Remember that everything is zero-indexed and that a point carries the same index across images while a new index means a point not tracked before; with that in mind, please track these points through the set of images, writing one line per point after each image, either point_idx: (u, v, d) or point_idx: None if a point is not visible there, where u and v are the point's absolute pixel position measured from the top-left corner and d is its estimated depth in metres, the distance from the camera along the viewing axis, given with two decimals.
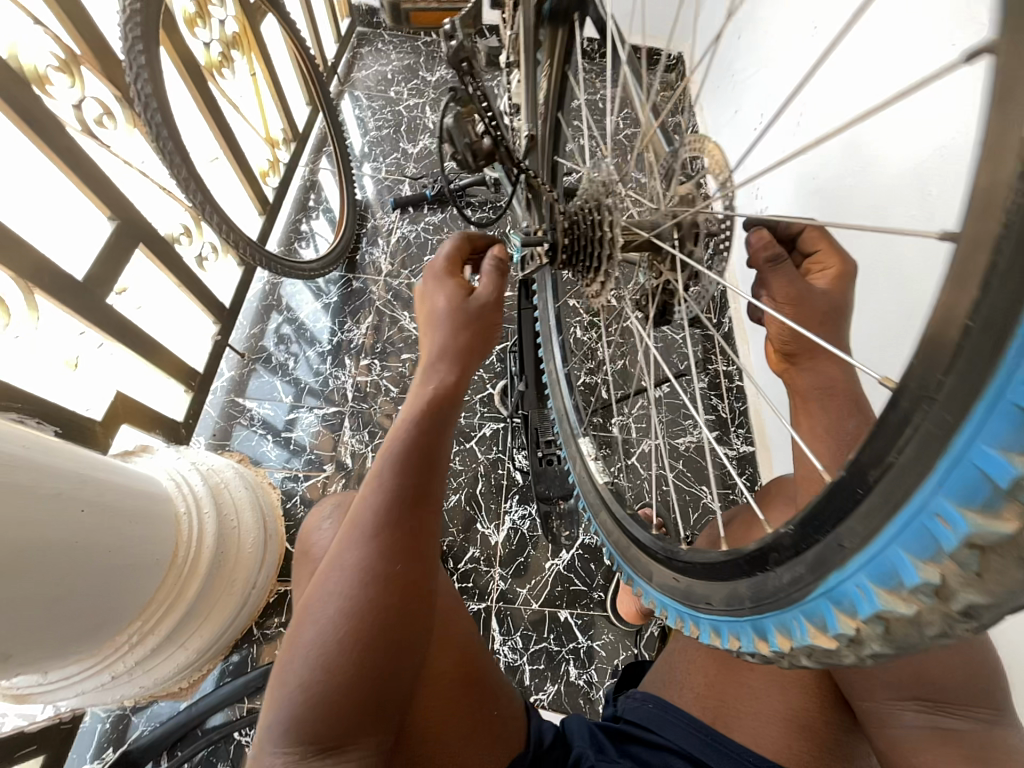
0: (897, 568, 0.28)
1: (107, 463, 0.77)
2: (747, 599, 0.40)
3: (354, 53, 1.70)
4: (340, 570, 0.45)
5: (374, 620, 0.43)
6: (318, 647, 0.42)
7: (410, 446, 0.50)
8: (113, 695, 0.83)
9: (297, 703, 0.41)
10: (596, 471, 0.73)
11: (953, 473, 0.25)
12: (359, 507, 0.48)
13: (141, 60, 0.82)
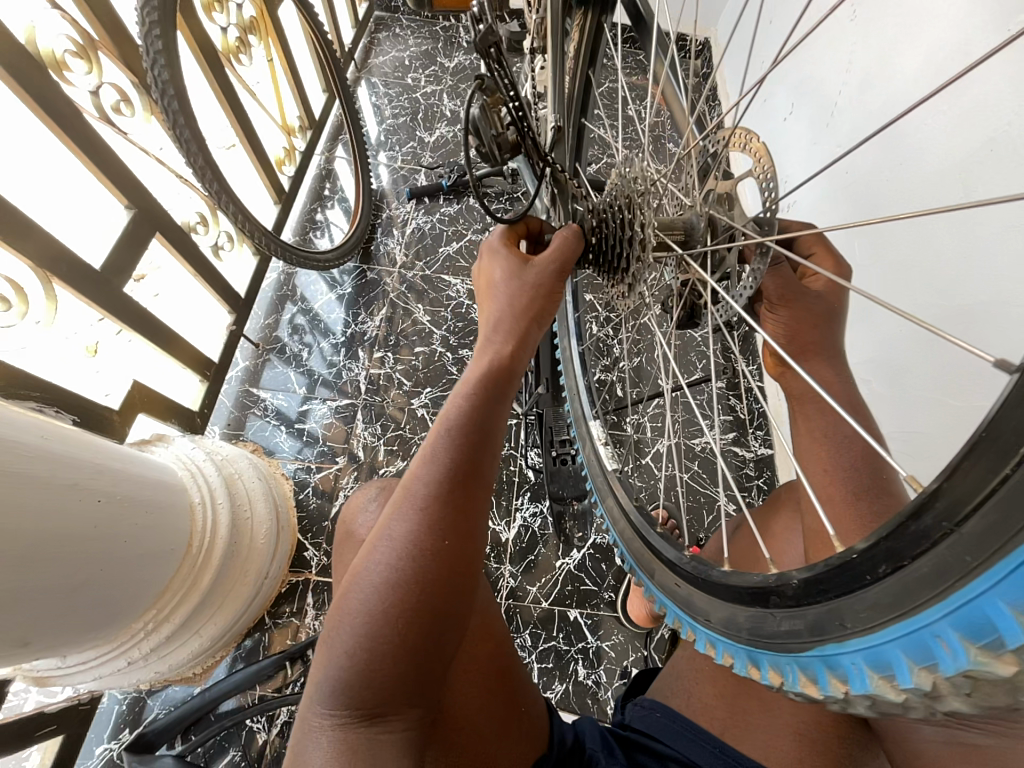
0: (895, 663, 0.30)
1: (124, 453, 0.78)
2: (744, 630, 0.40)
3: (371, 38, 1.66)
4: (389, 539, 0.43)
5: (424, 597, 0.41)
6: (365, 615, 0.41)
7: (465, 417, 0.47)
8: (130, 679, 0.84)
9: (343, 667, 0.40)
10: (606, 456, 0.71)
11: (973, 604, 0.26)
12: (410, 480, 0.46)
13: (158, 46, 0.81)
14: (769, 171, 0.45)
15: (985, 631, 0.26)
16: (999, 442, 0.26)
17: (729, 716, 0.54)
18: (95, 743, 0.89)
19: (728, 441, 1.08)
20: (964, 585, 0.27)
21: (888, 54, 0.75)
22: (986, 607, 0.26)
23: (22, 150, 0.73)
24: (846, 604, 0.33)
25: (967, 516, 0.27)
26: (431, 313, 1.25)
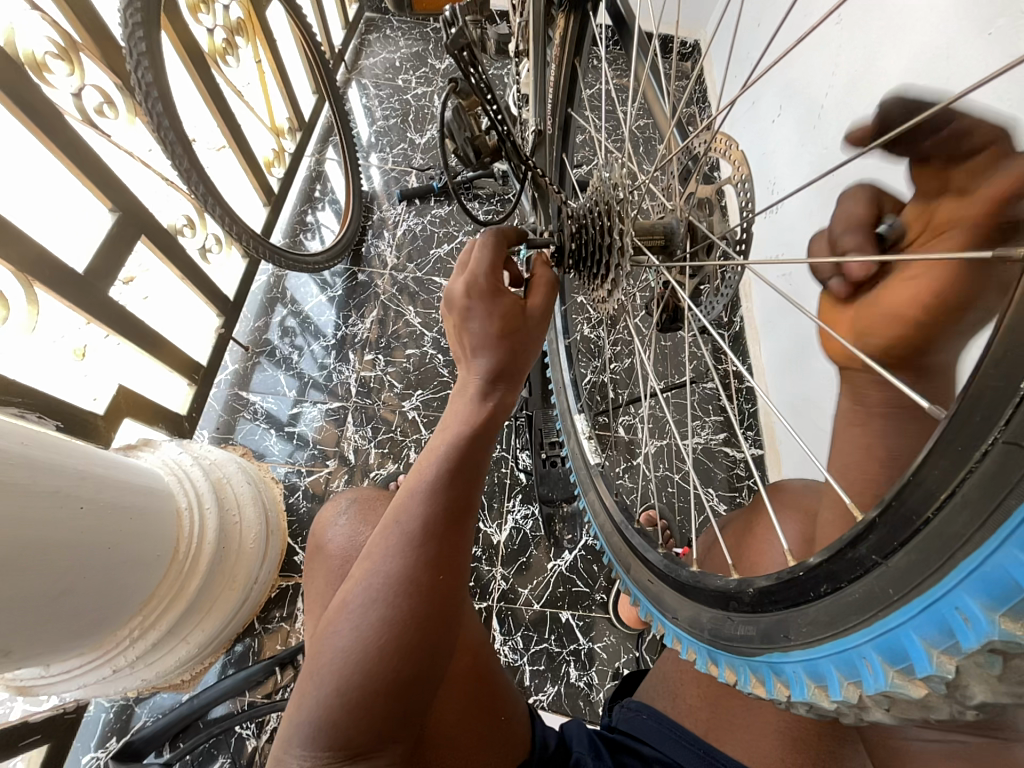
0: (827, 675, 0.30)
1: (109, 459, 0.77)
2: (705, 629, 0.41)
3: (361, 39, 1.66)
4: (378, 575, 0.43)
5: (414, 625, 0.41)
6: (353, 652, 0.40)
7: (457, 451, 0.47)
8: (116, 688, 0.83)
9: (328, 707, 0.39)
10: (589, 451, 0.71)
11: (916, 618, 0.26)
12: (398, 507, 0.46)
13: (142, 47, 0.80)
14: (745, 178, 0.47)
15: (899, 660, 0.26)
16: (925, 483, 0.26)
17: (712, 718, 0.54)
18: (81, 753, 0.88)
19: (719, 441, 1.08)
20: (885, 615, 0.27)
21: (871, 57, 0.76)
22: (902, 637, 0.26)
23: (2, 153, 0.72)
24: (792, 616, 0.33)
25: (891, 553, 0.27)
26: (423, 315, 1.25)
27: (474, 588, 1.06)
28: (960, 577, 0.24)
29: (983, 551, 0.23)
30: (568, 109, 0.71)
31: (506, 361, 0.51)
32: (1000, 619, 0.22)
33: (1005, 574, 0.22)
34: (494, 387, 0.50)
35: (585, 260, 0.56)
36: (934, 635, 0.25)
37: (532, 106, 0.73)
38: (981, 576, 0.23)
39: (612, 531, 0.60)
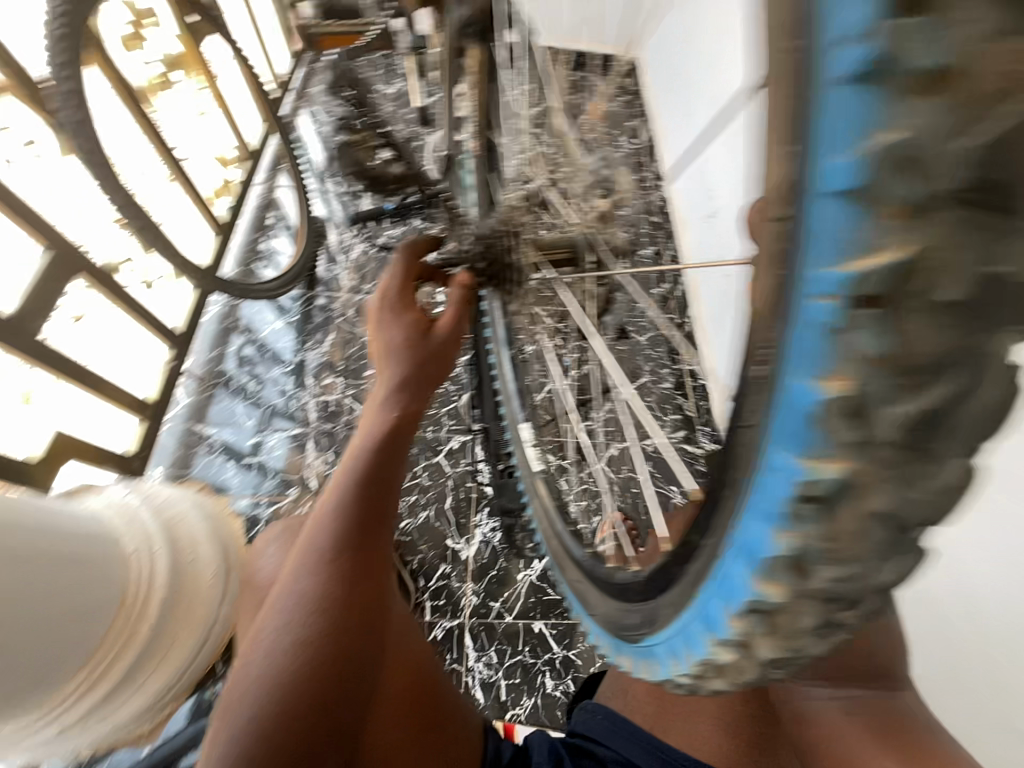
0: (679, 654, 0.31)
1: (39, 506, 0.73)
2: (611, 625, 0.42)
3: (308, 67, 1.69)
4: (292, 598, 0.42)
5: (332, 649, 0.40)
6: (263, 689, 0.38)
7: (366, 464, 0.48)
8: (66, 747, 0.79)
9: (236, 750, 0.36)
10: (534, 457, 0.73)
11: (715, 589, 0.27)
12: (312, 530, 0.46)
13: (67, 87, 0.80)
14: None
15: (713, 631, 0.28)
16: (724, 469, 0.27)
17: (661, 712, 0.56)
18: None
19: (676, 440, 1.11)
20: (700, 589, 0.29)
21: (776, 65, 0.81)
22: (709, 607, 0.28)
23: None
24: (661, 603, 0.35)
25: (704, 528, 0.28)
26: None
27: (446, 606, 1.05)
28: (732, 547, 0.25)
29: (740, 521, 0.25)
30: (488, 133, 0.73)
31: (418, 369, 0.56)
32: (757, 580, 0.24)
33: (754, 541, 0.24)
34: (408, 397, 0.55)
35: None
36: (729, 603, 0.26)
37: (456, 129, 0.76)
38: (743, 545, 0.24)
39: (552, 536, 0.61)
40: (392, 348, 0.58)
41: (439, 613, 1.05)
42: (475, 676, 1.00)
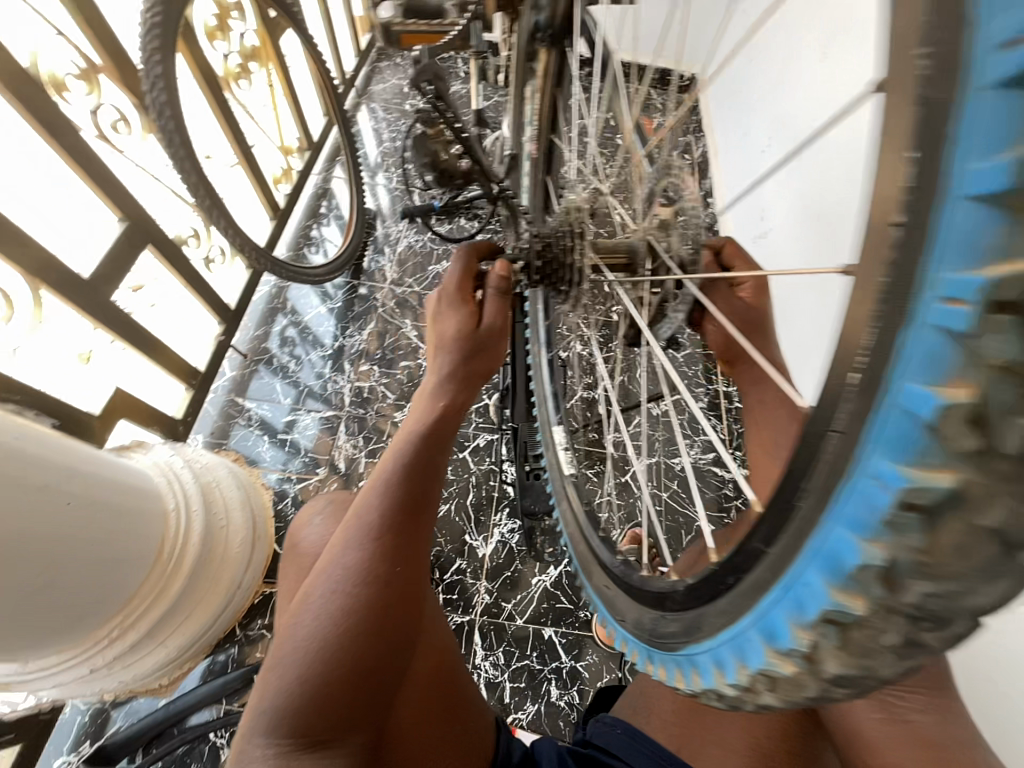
0: (750, 647, 0.28)
1: (97, 457, 0.77)
2: (646, 631, 0.41)
3: (373, 67, 1.74)
4: (339, 565, 0.46)
5: (366, 619, 0.43)
6: (313, 640, 0.42)
7: (413, 449, 0.51)
8: (92, 688, 0.83)
9: (286, 698, 0.41)
10: (566, 461, 0.74)
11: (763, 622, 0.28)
12: (362, 506, 0.49)
13: (158, 71, 0.85)
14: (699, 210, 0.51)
15: (836, 577, 0.23)
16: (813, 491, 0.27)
17: (684, 730, 0.55)
18: (53, 756, 0.87)
19: (708, 462, 1.10)
20: (761, 600, 0.28)
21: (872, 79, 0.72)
22: (772, 620, 0.27)
23: (8, 158, 0.73)
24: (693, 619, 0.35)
25: (800, 494, 0.26)
26: (419, 328, 1.28)
27: (458, 601, 1.06)
28: (810, 558, 0.25)
29: (820, 532, 0.24)
30: (550, 136, 0.72)
31: (467, 362, 0.56)
32: (835, 592, 0.23)
33: (834, 550, 0.23)
34: (454, 388, 0.55)
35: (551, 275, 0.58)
36: (859, 524, 0.22)
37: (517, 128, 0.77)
38: (820, 558, 0.24)
39: (577, 537, 0.62)
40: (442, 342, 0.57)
41: (451, 607, 1.05)
42: (480, 674, 1.00)
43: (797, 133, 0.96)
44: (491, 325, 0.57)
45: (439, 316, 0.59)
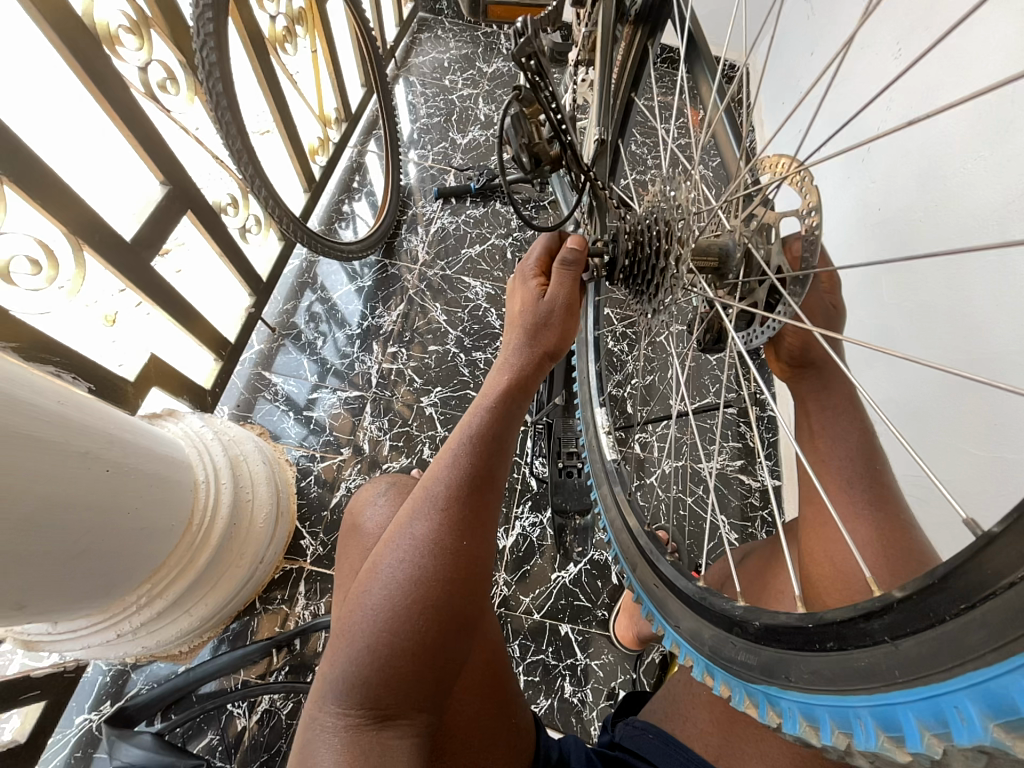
0: (860, 725, 0.33)
1: (133, 425, 0.76)
2: (728, 657, 0.43)
3: (413, 38, 1.67)
4: (407, 537, 0.47)
5: (435, 590, 0.45)
6: (381, 608, 0.44)
7: (483, 423, 0.52)
8: (116, 652, 0.84)
9: (360, 660, 0.43)
10: (606, 446, 0.75)
11: (885, 710, 0.32)
12: (430, 479, 0.50)
13: (209, 28, 0.83)
14: (815, 210, 0.49)
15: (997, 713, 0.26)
16: (968, 577, 0.28)
17: (725, 743, 0.54)
18: (75, 713, 0.88)
19: (735, 468, 1.04)
20: (889, 691, 0.32)
21: (958, 80, 0.67)
22: (901, 714, 0.31)
23: (57, 110, 0.71)
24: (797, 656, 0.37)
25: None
26: (448, 313, 1.26)
27: None
28: (968, 684, 0.28)
29: (993, 670, 0.27)
30: (631, 92, 0.72)
31: (537, 337, 0.57)
32: (995, 728, 0.26)
33: (1008, 694, 0.26)
34: (524, 364, 0.55)
35: (636, 275, 0.61)
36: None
37: (592, 114, 0.74)
38: (985, 689, 0.27)
39: (620, 521, 0.66)
40: (514, 316, 0.59)
41: None
42: None
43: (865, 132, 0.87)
44: (557, 301, 0.58)
45: (512, 293, 0.62)
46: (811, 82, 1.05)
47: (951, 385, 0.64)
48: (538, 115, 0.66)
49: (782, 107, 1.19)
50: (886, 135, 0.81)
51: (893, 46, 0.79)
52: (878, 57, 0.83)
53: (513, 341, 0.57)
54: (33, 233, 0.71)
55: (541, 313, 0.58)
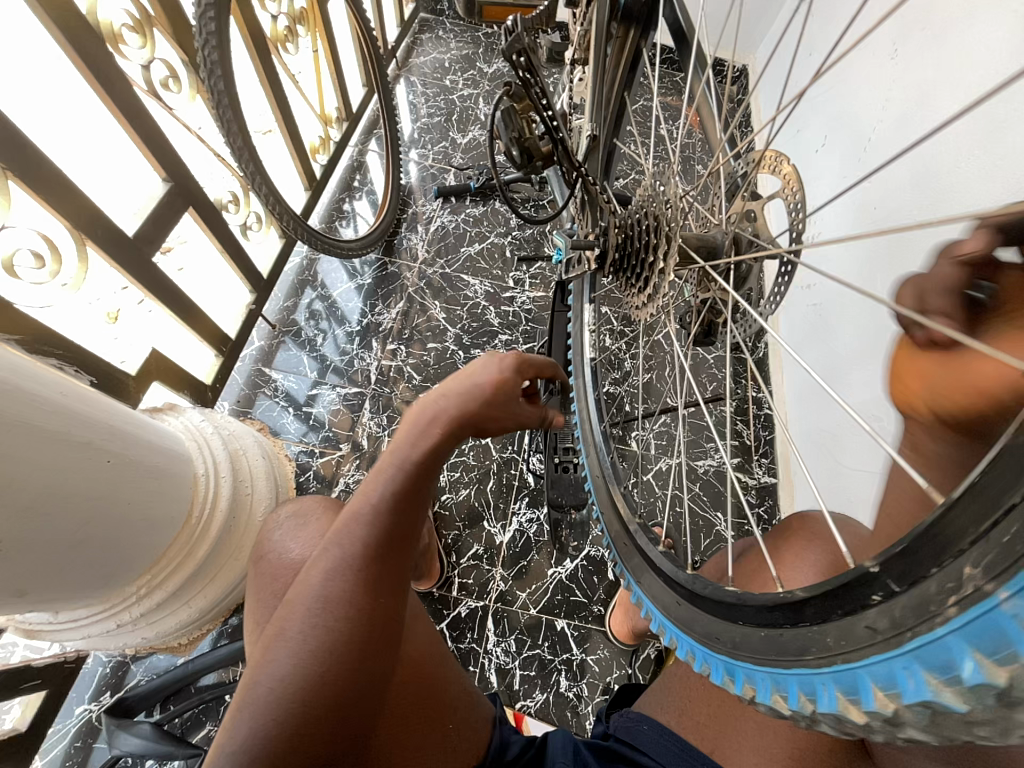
0: (741, 680, 0.41)
1: (134, 417, 0.77)
2: (724, 643, 0.43)
3: (414, 39, 1.68)
4: (318, 598, 0.45)
5: (334, 675, 0.42)
6: (273, 698, 0.41)
7: (390, 491, 0.49)
8: (116, 642, 0.85)
9: (245, 756, 0.40)
10: (597, 416, 0.79)
11: (755, 675, 0.39)
12: (329, 550, 0.47)
13: (211, 27, 0.84)
14: (797, 201, 0.52)
15: (885, 686, 0.29)
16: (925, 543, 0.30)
17: (720, 733, 0.54)
18: (75, 703, 0.90)
19: (732, 465, 1.05)
20: (762, 664, 0.39)
21: (950, 76, 0.67)
22: (761, 677, 0.39)
23: (59, 105, 0.72)
24: (786, 635, 0.37)
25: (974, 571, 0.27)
26: (447, 311, 1.27)
27: (473, 586, 1.06)
28: (797, 674, 0.35)
29: (816, 669, 0.34)
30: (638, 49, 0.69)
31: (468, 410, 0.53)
32: (802, 702, 0.35)
33: (820, 688, 0.34)
34: (438, 428, 0.52)
35: (626, 268, 0.61)
36: (882, 680, 0.30)
37: (588, 112, 0.75)
38: (804, 679, 0.35)
39: (599, 479, 0.73)
40: (448, 380, 0.56)
41: (465, 592, 1.06)
42: (491, 660, 1.00)
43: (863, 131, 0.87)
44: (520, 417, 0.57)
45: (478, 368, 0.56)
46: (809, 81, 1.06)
47: None
48: (528, 112, 0.68)
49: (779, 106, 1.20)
50: (881, 131, 0.81)
51: (889, 45, 0.79)
52: (874, 54, 0.83)
53: (453, 389, 0.54)
54: (37, 228, 0.72)
55: (504, 419, 0.55)
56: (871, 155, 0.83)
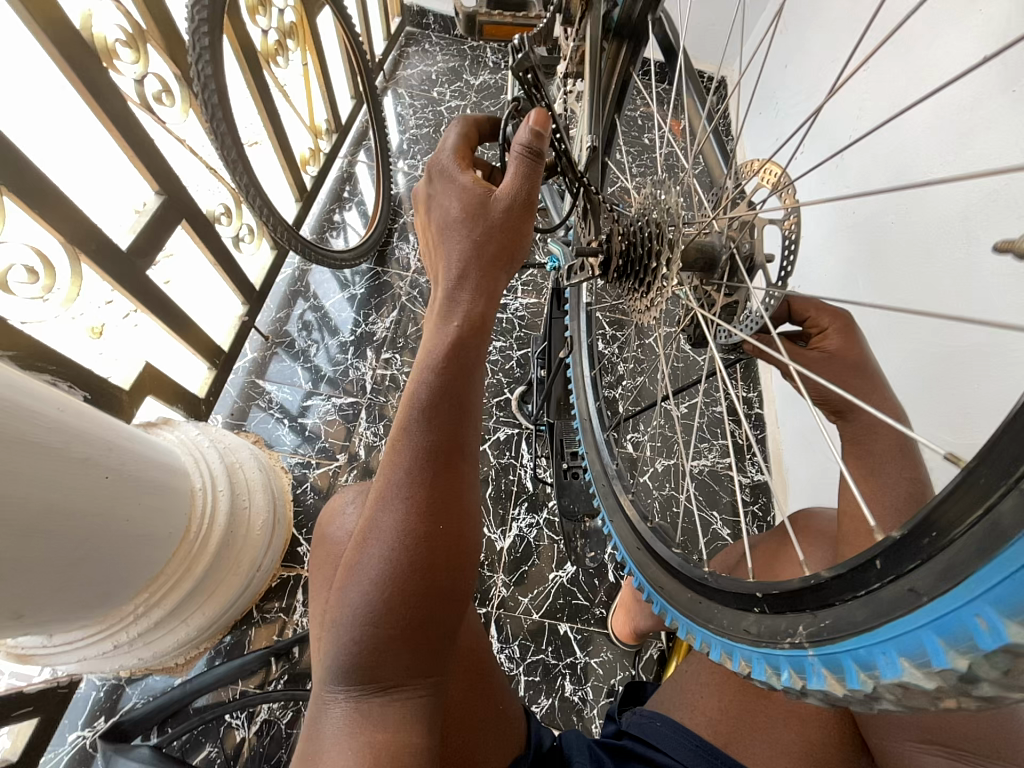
0: (687, 630, 0.50)
1: (131, 434, 0.76)
2: (690, 606, 0.49)
3: (400, 52, 1.70)
4: (377, 528, 0.44)
5: (417, 576, 0.43)
6: (362, 604, 0.42)
7: (433, 389, 0.47)
8: (111, 664, 0.83)
9: (348, 651, 0.42)
10: (596, 416, 0.81)
11: (696, 630, 0.48)
12: (389, 463, 0.46)
13: (205, 42, 0.85)
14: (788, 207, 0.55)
15: (798, 672, 0.36)
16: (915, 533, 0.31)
17: (734, 731, 0.55)
18: (68, 730, 0.87)
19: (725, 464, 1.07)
20: (702, 623, 0.47)
21: (921, 88, 0.72)
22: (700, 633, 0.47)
23: (53, 119, 0.71)
24: (723, 612, 0.45)
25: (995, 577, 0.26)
26: None
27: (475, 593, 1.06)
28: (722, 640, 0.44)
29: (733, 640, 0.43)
30: (628, 71, 0.74)
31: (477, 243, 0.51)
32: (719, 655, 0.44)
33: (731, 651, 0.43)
34: (470, 307, 0.50)
35: (630, 272, 0.64)
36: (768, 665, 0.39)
37: (586, 124, 0.75)
38: (725, 646, 0.44)
39: (602, 472, 0.73)
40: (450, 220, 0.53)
41: None
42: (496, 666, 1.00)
43: (838, 139, 0.91)
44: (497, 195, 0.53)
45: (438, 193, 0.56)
46: (787, 93, 1.10)
47: (929, 378, 0.68)
48: None
49: (758, 116, 1.24)
50: (857, 141, 0.85)
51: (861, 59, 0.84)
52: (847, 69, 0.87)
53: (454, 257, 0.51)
54: (30, 242, 0.72)
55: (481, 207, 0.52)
56: (848, 163, 0.87)
